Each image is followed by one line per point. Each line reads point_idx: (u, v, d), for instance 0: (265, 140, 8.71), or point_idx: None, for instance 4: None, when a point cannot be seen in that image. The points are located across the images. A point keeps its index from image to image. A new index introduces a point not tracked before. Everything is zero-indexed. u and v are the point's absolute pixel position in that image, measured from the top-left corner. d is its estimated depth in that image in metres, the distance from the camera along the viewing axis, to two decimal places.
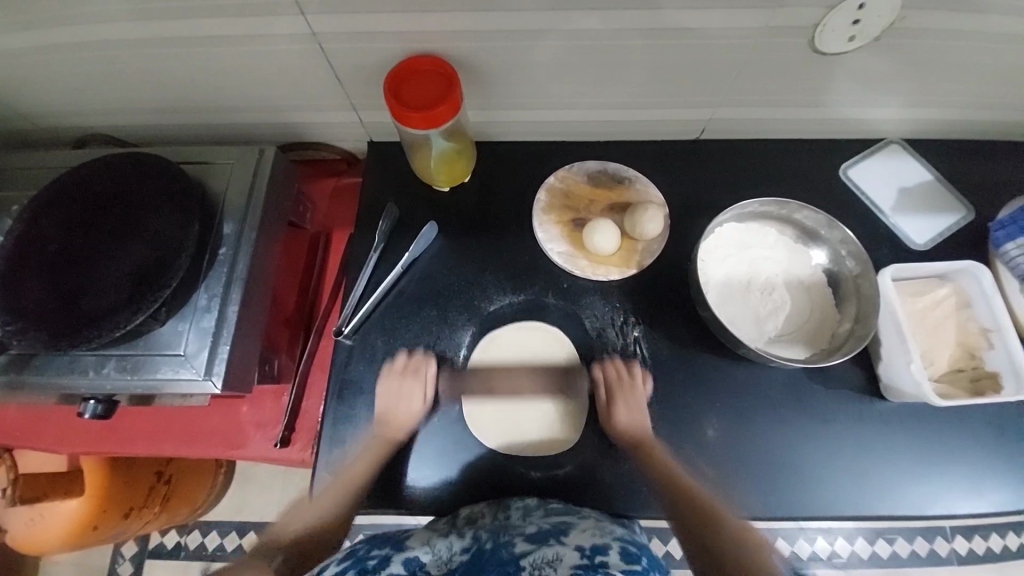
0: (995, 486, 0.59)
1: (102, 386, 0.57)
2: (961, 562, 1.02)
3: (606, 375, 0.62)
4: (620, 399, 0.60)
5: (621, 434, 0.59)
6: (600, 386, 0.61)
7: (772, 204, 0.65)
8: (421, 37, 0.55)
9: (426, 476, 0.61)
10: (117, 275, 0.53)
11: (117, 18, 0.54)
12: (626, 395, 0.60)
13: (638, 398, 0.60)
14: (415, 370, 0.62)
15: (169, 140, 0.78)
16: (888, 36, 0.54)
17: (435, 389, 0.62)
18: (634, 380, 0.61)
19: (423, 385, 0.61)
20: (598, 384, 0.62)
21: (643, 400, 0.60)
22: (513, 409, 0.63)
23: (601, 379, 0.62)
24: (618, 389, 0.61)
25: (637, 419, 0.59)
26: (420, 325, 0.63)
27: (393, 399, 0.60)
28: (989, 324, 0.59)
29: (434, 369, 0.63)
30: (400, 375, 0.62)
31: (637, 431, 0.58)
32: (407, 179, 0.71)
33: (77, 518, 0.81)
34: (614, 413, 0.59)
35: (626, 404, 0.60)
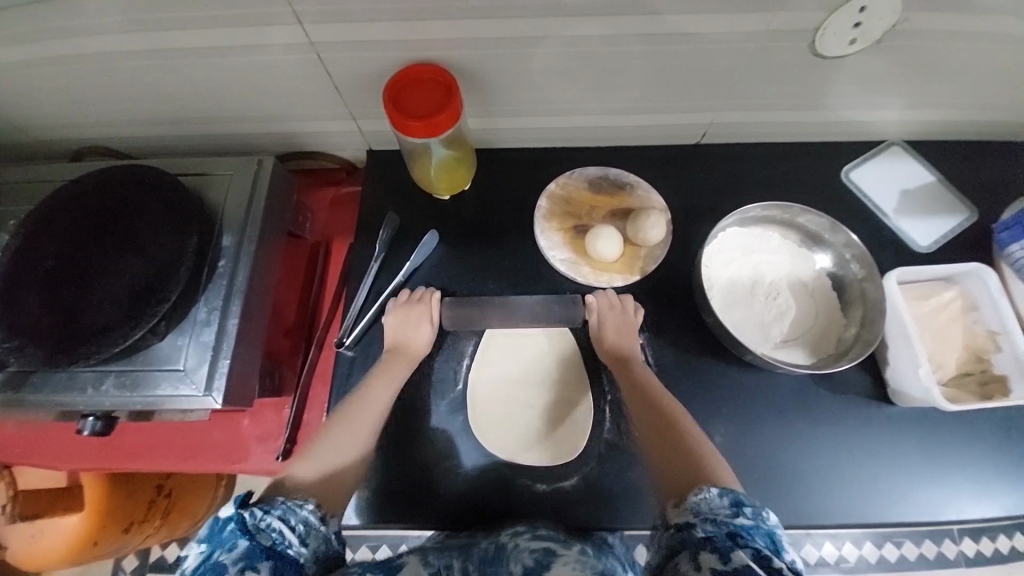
0: (1007, 490, 0.59)
1: (101, 403, 0.57)
2: (970, 564, 1.01)
3: (599, 302, 0.62)
4: (614, 317, 0.61)
5: (608, 351, 0.61)
6: (594, 306, 0.62)
7: (775, 207, 0.64)
8: (419, 46, 0.54)
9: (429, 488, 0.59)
10: (115, 289, 0.52)
11: (113, 31, 0.54)
12: (620, 310, 0.62)
13: (631, 320, 0.62)
14: (419, 298, 0.63)
15: (167, 152, 0.77)
16: (889, 38, 0.54)
17: (440, 316, 0.63)
18: (626, 304, 0.62)
19: (429, 313, 0.63)
20: (591, 310, 0.62)
21: (637, 316, 0.62)
22: (516, 421, 0.63)
23: (594, 306, 0.62)
24: (611, 307, 0.62)
25: (630, 355, 0.60)
26: (420, 315, 0.62)
27: (403, 328, 0.62)
28: (996, 327, 0.58)
29: (439, 297, 0.64)
30: (404, 304, 0.63)
31: (622, 348, 0.60)
32: (406, 187, 0.70)
33: (76, 535, 0.80)
34: (604, 333, 0.61)
35: (618, 325, 0.61)
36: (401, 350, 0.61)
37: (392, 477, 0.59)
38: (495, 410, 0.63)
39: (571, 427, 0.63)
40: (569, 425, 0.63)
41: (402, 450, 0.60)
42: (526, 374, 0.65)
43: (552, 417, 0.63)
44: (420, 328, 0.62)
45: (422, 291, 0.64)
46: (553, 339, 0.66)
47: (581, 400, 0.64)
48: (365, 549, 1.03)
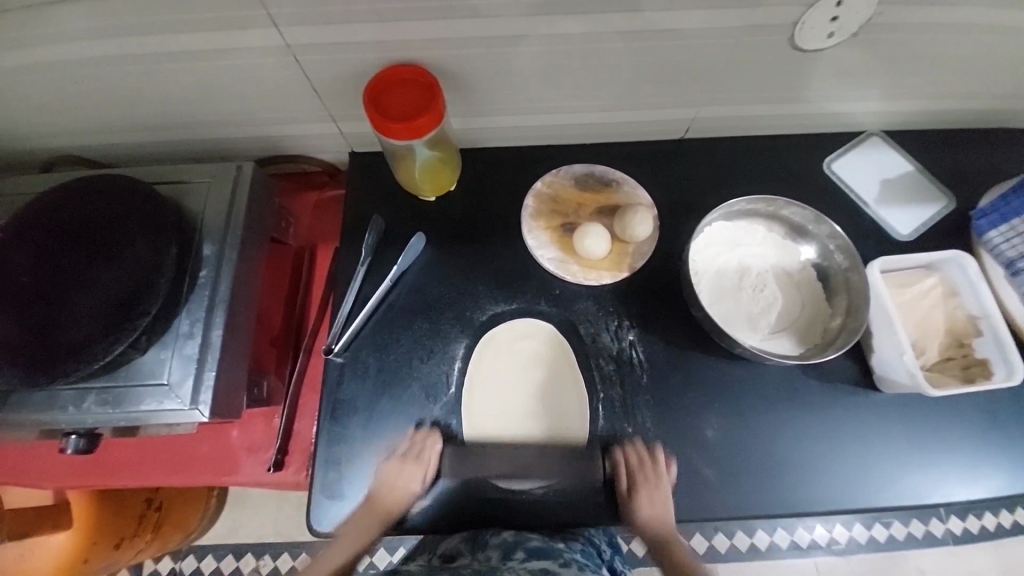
0: (990, 471, 0.60)
1: (83, 420, 0.55)
2: (956, 542, 1.04)
3: (628, 463, 0.58)
4: (645, 492, 0.57)
5: (636, 521, 0.58)
6: (620, 469, 0.58)
7: (759, 201, 0.65)
8: (400, 47, 0.54)
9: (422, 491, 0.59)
10: (92, 304, 0.51)
11: (81, 37, 0.52)
12: (649, 485, 0.57)
13: (661, 492, 0.57)
14: (417, 453, 0.59)
15: (143, 161, 0.75)
16: (866, 31, 0.55)
17: (439, 464, 0.59)
18: (658, 475, 0.58)
19: (424, 467, 0.58)
20: (618, 468, 0.59)
21: (665, 489, 0.57)
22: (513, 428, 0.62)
23: (621, 464, 0.59)
24: (640, 481, 0.57)
25: (656, 513, 0.57)
26: (416, 472, 0.57)
27: (393, 481, 0.57)
28: (977, 312, 0.60)
29: (439, 448, 0.60)
30: (400, 460, 0.58)
31: (651, 519, 0.58)
32: (392, 190, 0.69)
33: (65, 553, 0.77)
34: (636, 504, 0.57)
35: (649, 495, 0.57)
36: (381, 501, 0.58)
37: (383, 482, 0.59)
38: (491, 414, 0.62)
39: (567, 436, 0.62)
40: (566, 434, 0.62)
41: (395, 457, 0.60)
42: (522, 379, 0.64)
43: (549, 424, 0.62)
44: (401, 483, 0.57)
45: (422, 444, 0.59)
46: (550, 341, 0.65)
47: (577, 408, 0.62)
48: (363, 553, 1.02)
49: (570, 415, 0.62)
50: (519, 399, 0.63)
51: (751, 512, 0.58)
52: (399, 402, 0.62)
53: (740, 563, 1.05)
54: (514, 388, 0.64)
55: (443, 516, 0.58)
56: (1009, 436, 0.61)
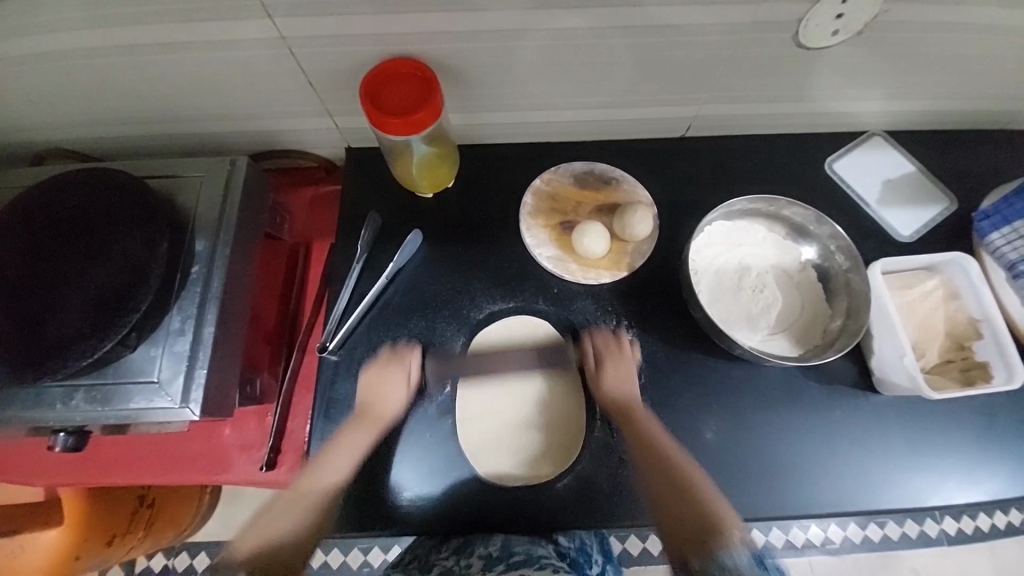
0: (989, 473, 0.60)
1: (72, 418, 0.54)
2: (951, 542, 1.05)
3: (595, 345, 0.62)
4: (610, 364, 0.61)
5: (606, 398, 0.60)
6: (589, 352, 0.62)
7: (760, 201, 0.64)
8: (397, 40, 0.52)
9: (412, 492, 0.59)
10: (79, 300, 0.49)
11: (69, 26, 0.51)
12: (615, 360, 0.61)
13: (627, 365, 0.61)
14: (399, 355, 0.62)
15: (135, 154, 0.74)
16: (870, 29, 0.54)
17: (422, 376, 0.61)
18: (623, 347, 0.62)
19: (407, 374, 0.61)
20: (587, 354, 0.62)
21: (631, 362, 0.61)
22: (507, 431, 0.61)
23: (589, 350, 0.62)
24: (606, 355, 0.62)
25: (623, 383, 0.60)
26: (398, 375, 0.60)
27: (380, 388, 0.60)
28: (978, 315, 0.60)
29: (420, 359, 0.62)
30: (383, 364, 0.61)
31: (622, 396, 0.59)
32: (388, 186, 0.68)
33: (54, 552, 0.75)
34: (603, 377, 0.60)
35: (615, 369, 0.61)
36: (370, 407, 0.59)
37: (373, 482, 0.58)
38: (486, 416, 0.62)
39: (561, 440, 0.61)
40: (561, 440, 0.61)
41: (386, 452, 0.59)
42: (520, 383, 0.63)
43: (545, 429, 0.62)
44: (396, 389, 0.60)
45: (403, 349, 0.62)
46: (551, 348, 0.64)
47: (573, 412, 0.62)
48: (358, 551, 1.02)
49: (565, 417, 0.62)
50: (516, 403, 0.63)
51: (748, 514, 0.58)
52: None
53: None
54: (511, 391, 0.63)
55: (436, 518, 0.58)
56: (1009, 439, 0.61)
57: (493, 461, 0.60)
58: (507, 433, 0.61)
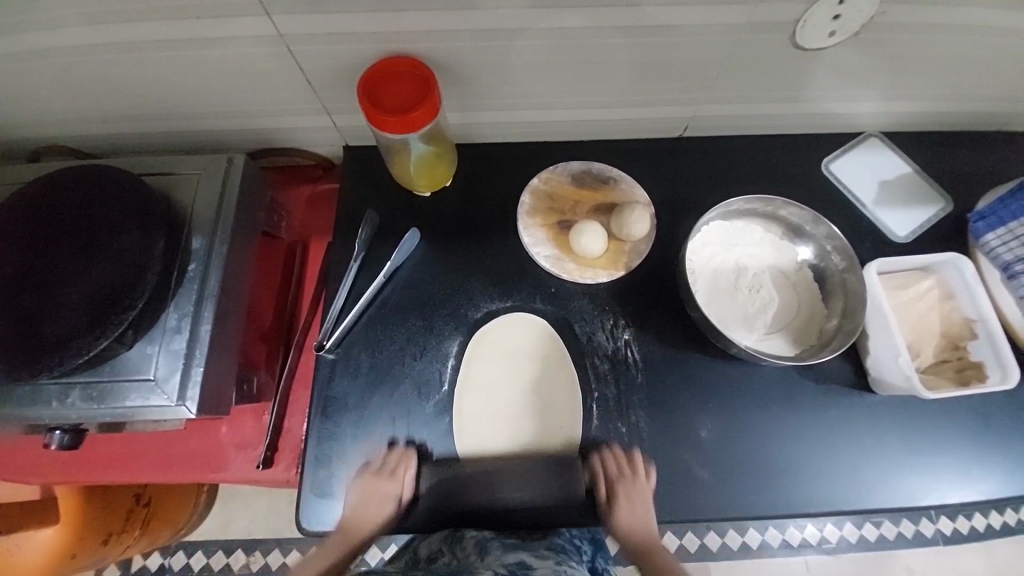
0: (983, 473, 0.60)
1: (68, 416, 0.54)
2: (946, 542, 1.05)
3: (608, 467, 0.58)
4: (622, 490, 0.57)
5: (614, 529, 0.60)
6: (600, 477, 0.58)
7: (757, 201, 0.65)
8: (395, 38, 0.52)
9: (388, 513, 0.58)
10: (75, 297, 0.49)
11: (66, 22, 0.51)
12: (628, 487, 0.57)
13: (640, 491, 0.57)
14: (392, 471, 0.57)
15: (133, 152, 0.74)
16: (866, 31, 0.54)
17: (417, 486, 0.58)
18: (637, 473, 0.58)
19: (400, 488, 0.57)
20: (598, 477, 0.58)
21: (647, 493, 0.57)
22: (505, 421, 0.62)
23: (602, 473, 0.58)
24: (618, 482, 0.57)
25: (637, 520, 0.59)
26: (390, 490, 0.57)
27: (371, 503, 0.57)
28: (973, 315, 0.60)
29: (416, 466, 0.59)
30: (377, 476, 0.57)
31: (637, 525, 0.59)
32: (386, 185, 0.68)
33: (50, 551, 0.75)
34: (617, 512, 0.58)
35: (629, 499, 0.57)
36: (372, 492, 0.57)
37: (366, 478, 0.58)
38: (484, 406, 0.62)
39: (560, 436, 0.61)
40: (555, 430, 0.62)
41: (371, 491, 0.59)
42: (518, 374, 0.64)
43: (540, 420, 0.63)
44: (382, 502, 0.57)
45: (397, 462, 0.58)
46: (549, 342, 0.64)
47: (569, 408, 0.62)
48: None
49: (563, 414, 0.62)
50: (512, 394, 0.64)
51: (744, 512, 0.58)
52: (391, 401, 0.61)
53: (732, 561, 1.05)
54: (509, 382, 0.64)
55: (434, 516, 0.58)
56: (1003, 439, 0.61)
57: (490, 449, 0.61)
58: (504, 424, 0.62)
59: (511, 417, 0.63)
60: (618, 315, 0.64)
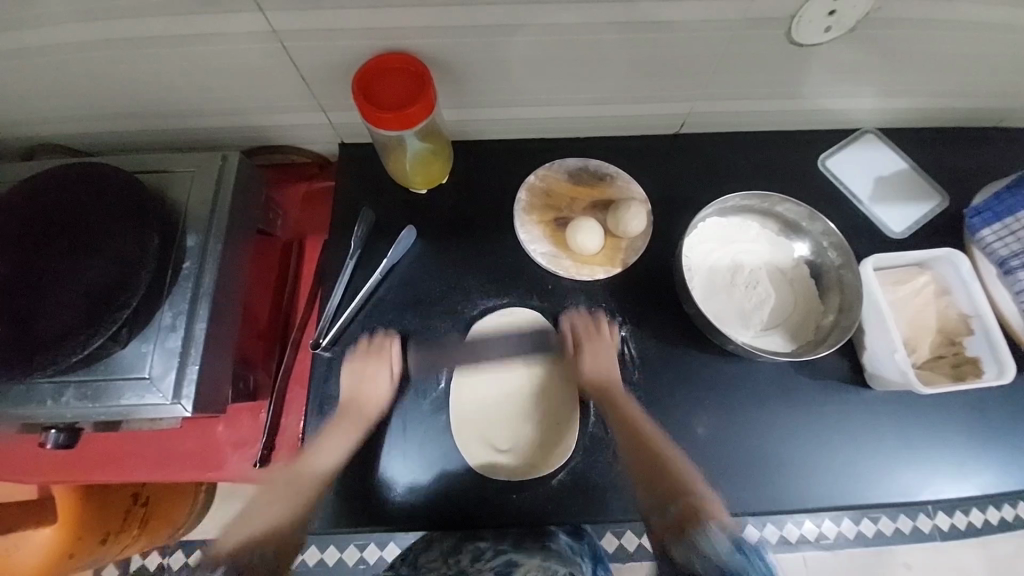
0: (979, 468, 0.61)
1: (63, 415, 0.54)
2: (944, 538, 1.05)
3: (575, 331, 0.63)
4: (589, 348, 0.61)
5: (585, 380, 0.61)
6: (567, 336, 0.63)
7: (753, 197, 0.65)
8: (389, 34, 0.52)
9: (420, 471, 0.59)
10: (68, 295, 0.49)
11: (59, 19, 0.50)
12: (593, 342, 0.62)
13: (606, 349, 0.62)
14: (380, 349, 0.62)
15: (128, 150, 0.74)
16: (862, 26, 0.54)
17: (404, 363, 0.62)
18: (602, 332, 0.63)
19: (389, 363, 0.61)
20: (565, 336, 0.63)
21: (609, 347, 0.62)
22: (506, 422, 0.61)
23: (568, 330, 0.63)
24: (586, 337, 0.62)
25: (603, 369, 0.61)
26: (383, 365, 0.61)
27: (359, 382, 0.60)
28: (969, 310, 0.60)
29: (400, 346, 0.62)
30: (366, 353, 0.62)
31: (602, 376, 0.60)
32: (382, 182, 0.68)
33: (48, 551, 0.75)
34: (580, 360, 0.61)
35: (594, 355, 0.61)
36: (355, 405, 0.59)
37: (363, 478, 0.58)
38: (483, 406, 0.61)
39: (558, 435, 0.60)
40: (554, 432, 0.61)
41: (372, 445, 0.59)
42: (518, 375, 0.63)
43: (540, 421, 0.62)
44: (375, 382, 0.60)
45: (382, 339, 0.62)
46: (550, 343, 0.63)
47: (567, 407, 0.62)
48: (353, 548, 1.02)
49: (561, 413, 0.61)
50: (513, 394, 0.62)
51: (741, 509, 0.58)
52: (387, 399, 0.61)
53: None
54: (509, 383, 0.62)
55: (431, 516, 0.57)
56: (999, 434, 0.62)
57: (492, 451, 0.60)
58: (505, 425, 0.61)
59: (512, 418, 0.61)
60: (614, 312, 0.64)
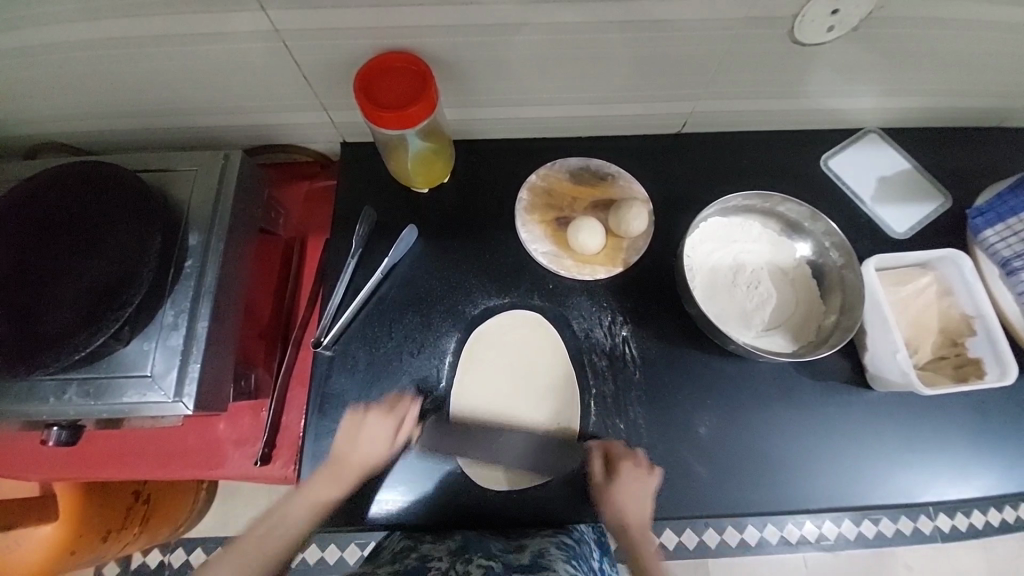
0: (981, 470, 0.60)
1: (65, 412, 0.54)
2: (945, 539, 1.05)
3: (608, 453, 0.58)
4: (625, 479, 0.56)
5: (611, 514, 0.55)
6: (596, 461, 0.58)
7: (755, 197, 0.65)
8: (391, 33, 0.52)
9: (409, 495, 0.58)
10: (71, 293, 0.49)
11: (61, 17, 0.51)
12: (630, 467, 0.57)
13: (644, 484, 0.57)
14: (393, 406, 0.59)
15: (130, 148, 0.74)
16: (865, 26, 0.54)
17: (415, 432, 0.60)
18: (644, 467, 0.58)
19: (398, 425, 0.59)
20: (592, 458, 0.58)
21: (647, 487, 0.57)
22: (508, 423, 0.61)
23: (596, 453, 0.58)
24: (622, 462, 0.57)
25: (639, 506, 0.55)
26: (389, 426, 0.58)
27: (357, 440, 0.57)
28: (971, 311, 0.60)
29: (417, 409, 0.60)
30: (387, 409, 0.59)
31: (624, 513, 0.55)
32: (384, 181, 0.68)
33: (49, 548, 0.75)
34: (614, 488, 0.55)
35: (629, 484, 0.56)
36: (343, 465, 0.57)
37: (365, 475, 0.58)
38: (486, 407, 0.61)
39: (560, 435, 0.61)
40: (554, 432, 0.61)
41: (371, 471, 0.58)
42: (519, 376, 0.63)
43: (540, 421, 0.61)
44: (377, 439, 0.57)
45: (395, 399, 0.60)
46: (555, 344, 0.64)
47: (568, 408, 0.61)
48: (354, 547, 1.02)
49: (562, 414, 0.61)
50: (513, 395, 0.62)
51: (741, 509, 0.58)
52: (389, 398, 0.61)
53: (731, 558, 1.05)
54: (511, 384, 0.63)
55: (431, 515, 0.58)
56: (1001, 435, 0.61)
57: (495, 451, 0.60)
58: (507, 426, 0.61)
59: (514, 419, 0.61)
60: (615, 310, 0.64)
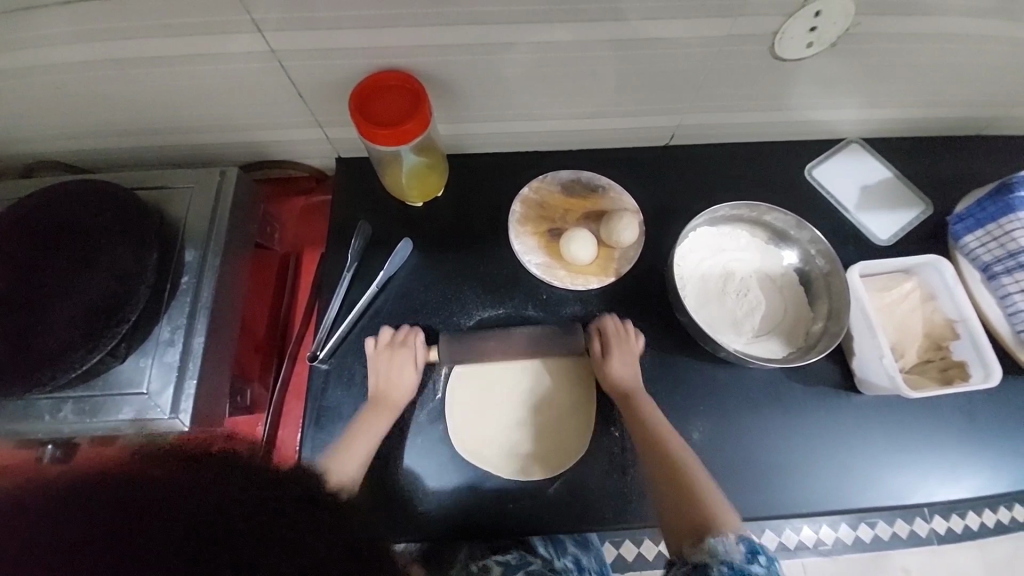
0: (969, 470, 0.62)
1: (61, 430, 0.54)
2: (941, 542, 1.06)
3: (604, 331, 0.63)
4: (613, 354, 0.61)
5: (599, 371, 0.62)
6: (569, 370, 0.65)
7: (742, 207, 0.66)
8: (384, 53, 0.54)
9: (432, 480, 0.59)
10: (68, 312, 0.49)
11: (59, 40, 0.51)
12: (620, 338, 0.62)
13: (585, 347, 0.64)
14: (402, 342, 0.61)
15: (127, 166, 0.74)
16: (843, 41, 0.56)
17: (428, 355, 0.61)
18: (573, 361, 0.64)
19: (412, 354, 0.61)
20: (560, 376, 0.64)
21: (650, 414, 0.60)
22: (500, 392, 0.63)
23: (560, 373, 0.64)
24: (614, 342, 0.62)
25: (628, 368, 0.61)
26: (405, 357, 0.61)
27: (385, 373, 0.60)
28: (954, 316, 0.62)
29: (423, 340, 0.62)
30: (388, 348, 0.61)
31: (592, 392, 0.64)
32: (378, 195, 0.69)
33: None
34: (608, 364, 0.61)
35: (610, 354, 0.61)
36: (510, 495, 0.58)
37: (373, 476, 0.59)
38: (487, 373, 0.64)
39: (567, 446, 0.61)
40: (558, 442, 0.61)
41: (449, 478, 0.59)
42: (542, 390, 0.64)
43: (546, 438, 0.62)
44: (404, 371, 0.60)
45: (405, 334, 0.62)
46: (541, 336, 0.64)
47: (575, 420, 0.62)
48: None
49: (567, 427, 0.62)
50: (524, 382, 0.64)
51: (735, 515, 0.59)
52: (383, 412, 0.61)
53: None
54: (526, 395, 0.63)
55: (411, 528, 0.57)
56: (989, 436, 0.63)
57: (469, 442, 0.60)
58: (486, 421, 0.62)
59: (496, 412, 0.63)
60: (609, 321, 0.64)
